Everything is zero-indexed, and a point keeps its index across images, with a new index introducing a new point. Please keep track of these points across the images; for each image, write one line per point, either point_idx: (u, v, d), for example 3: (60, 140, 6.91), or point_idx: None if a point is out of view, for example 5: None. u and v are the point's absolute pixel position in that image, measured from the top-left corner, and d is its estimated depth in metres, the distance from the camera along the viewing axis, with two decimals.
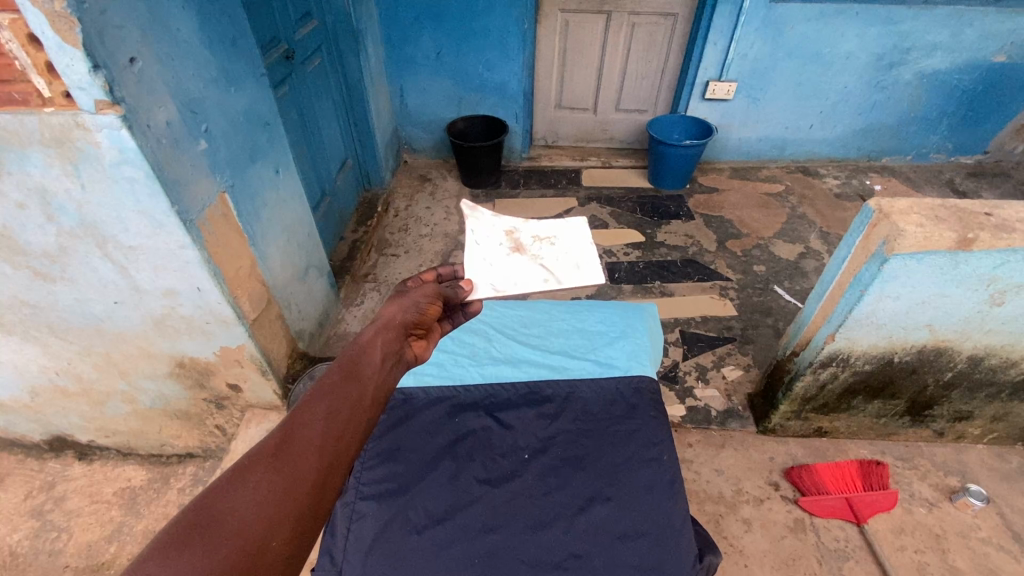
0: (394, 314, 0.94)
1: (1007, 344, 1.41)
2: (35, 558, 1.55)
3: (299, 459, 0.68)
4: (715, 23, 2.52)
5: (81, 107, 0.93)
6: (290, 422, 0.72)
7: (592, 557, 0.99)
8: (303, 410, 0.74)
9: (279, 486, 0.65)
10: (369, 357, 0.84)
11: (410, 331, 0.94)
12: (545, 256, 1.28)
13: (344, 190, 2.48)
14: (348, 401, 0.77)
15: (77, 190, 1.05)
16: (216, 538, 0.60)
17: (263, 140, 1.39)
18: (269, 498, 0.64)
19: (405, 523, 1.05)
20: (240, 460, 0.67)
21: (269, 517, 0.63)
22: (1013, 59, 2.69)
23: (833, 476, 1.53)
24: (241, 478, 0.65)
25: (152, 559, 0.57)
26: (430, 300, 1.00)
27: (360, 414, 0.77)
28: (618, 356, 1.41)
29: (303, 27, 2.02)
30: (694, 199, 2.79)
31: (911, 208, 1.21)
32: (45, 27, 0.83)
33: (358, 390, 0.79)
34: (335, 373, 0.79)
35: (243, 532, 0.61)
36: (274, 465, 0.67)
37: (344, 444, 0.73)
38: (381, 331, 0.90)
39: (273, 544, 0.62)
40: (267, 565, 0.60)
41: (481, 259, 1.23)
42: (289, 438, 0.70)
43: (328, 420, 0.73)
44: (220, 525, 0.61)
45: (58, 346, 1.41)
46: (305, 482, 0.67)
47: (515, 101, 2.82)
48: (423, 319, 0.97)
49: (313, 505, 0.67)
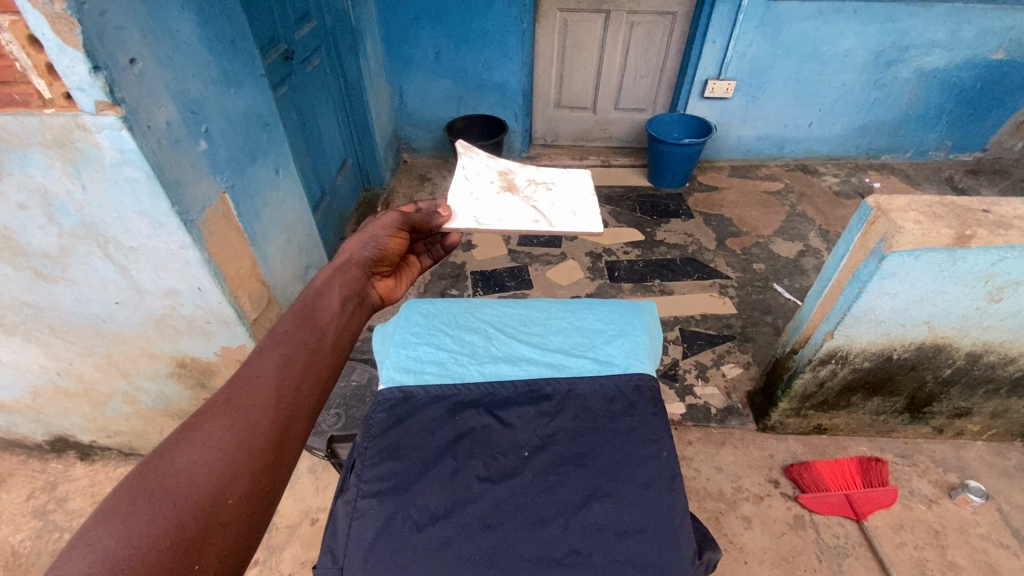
0: (354, 252, 1.03)
1: (1004, 341, 1.41)
2: (37, 558, 1.56)
3: (251, 411, 0.71)
4: (714, 21, 2.52)
5: (81, 108, 0.93)
6: (239, 379, 0.75)
7: (592, 553, 0.96)
8: (254, 365, 0.77)
9: (233, 441, 0.68)
10: (326, 304, 0.90)
11: (374, 270, 1.05)
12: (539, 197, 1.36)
13: (344, 189, 2.49)
14: (305, 352, 0.81)
15: (78, 191, 1.05)
16: (165, 495, 0.62)
17: (263, 140, 1.40)
18: (222, 455, 0.66)
19: (407, 520, 0.99)
20: (189, 421, 0.70)
21: (222, 473, 0.65)
22: (1012, 56, 2.70)
23: (832, 472, 1.52)
24: (189, 437, 0.67)
25: (100, 522, 0.58)
26: (391, 234, 1.08)
27: (318, 361, 0.82)
28: (617, 354, 1.37)
29: (303, 27, 2.03)
30: (694, 198, 2.80)
31: (908, 205, 1.21)
32: (45, 29, 0.83)
33: (317, 340, 0.84)
34: (288, 324, 0.84)
35: (193, 488, 0.63)
36: (225, 421, 0.70)
37: (301, 393, 0.77)
38: (336, 272, 0.98)
39: (229, 497, 0.64)
40: (225, 517, 0.63)
41: (469, 190, 1.35)
42: (240, 394, 0.73)
43: (281, 372, 0.77)
44: (169, 485, 0.63)
45: (59, 346, 1.41)
46: (261, 434, 0.70)
47: (514, 101, 2.83)
48: (385, 258, 1.07)
49: (272, 454, 0.70)
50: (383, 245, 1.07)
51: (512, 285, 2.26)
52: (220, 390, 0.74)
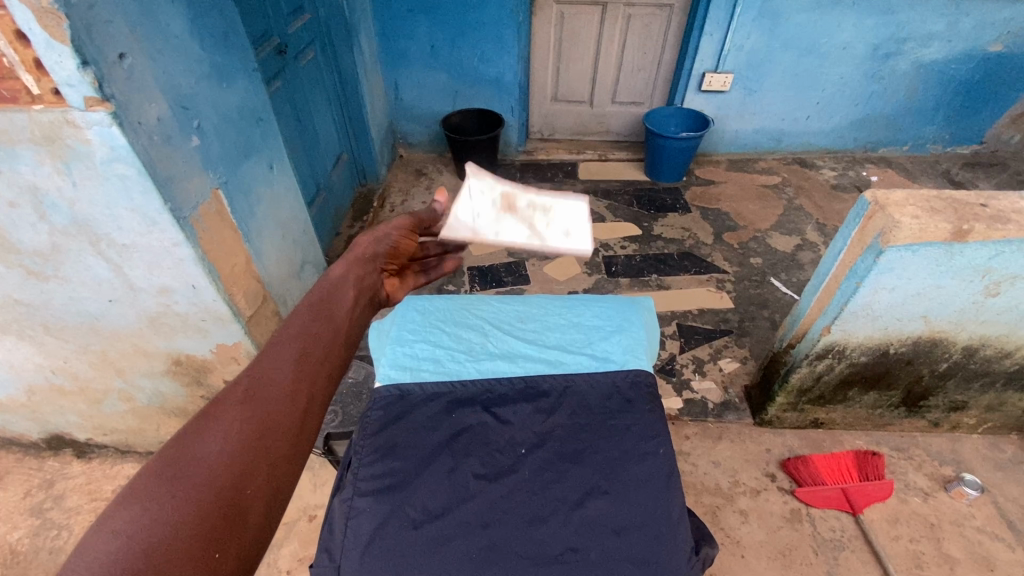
0: (369, 246, 1.00)
1: (1001, 335, 1.41)
2: (35, 556, 1.56)
3: (269, 403, 0.70)
4: (711, 14, 2.50)
5: (70, 104, 0.92)
6: (256, 370, 0.74)
7: (589, 551, 0.95)
8: (270, 356, 0.76)
9: (251, 432, 0.67)
10: (341, 297, 0.89)
11: (384, 265, 1.03)
12: (541, 219, 1.22)
13: (339, 185, 2.48)
14: (320, 343, 0.80)
15: (68, 188, 1.04)
16: (185, 485, 0.61)
17: (256, 136, 1.38)
18: (241, 446, 0.66)
19: (403, 519, 0.99)
20: (206, 410, 0.69)
21: (241, 464, 0.64)
22: (1010, 48, 2.69)
23: (828, 466, 1.54)
24: (207, 427, 0.67)
25: (119, 513, 0.58)
26: (403, 233, 1.07)
27: (334, 354, 0.81)
28: (614, 350, 1.36)
29: (296, 20, 2.00)
30: (691, 192, 2.79)
31: (906, 199, 1.20)
32: (32, 23, 0.82)
33: (332, 331, 0.83)
34: (304, 315, 0.83)
35: (212, 478, 0.62)
36: (244, 411, 0.69)
37: (317, 384, 0.76)
38: (354, 265, 0.96)
39: (248, 488, 0.63)
40: (245, 508, 0.62)
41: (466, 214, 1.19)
42: (258, 385, 0.72)
43: (298, 363, 0.76)
44: (189, 474, 0.62)
45: (53, 344, 1.40)
46: (279, 426, 0.69)
47: (510, 94, 2.81)
48: (397, 256, 1.06)
49: (289, 445, 0.69)
50: (396, 243, 1.05)
51: (510, 281, 2.25)
52: (237, 380, 0.73)
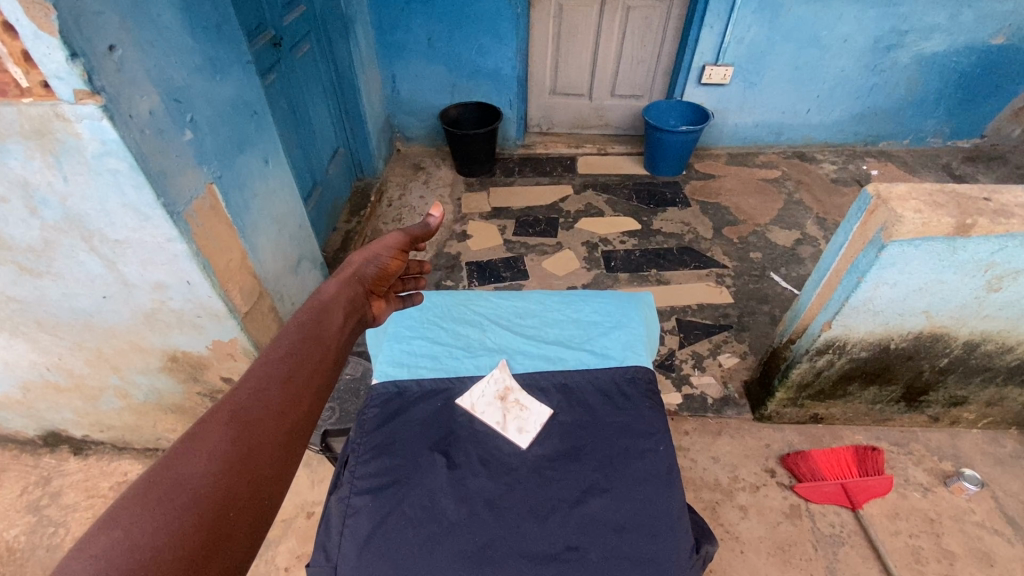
0: (357, 267, 1.02)
1: (1002, 330, 1.41)
2: (32, 554, 1.55)
3: (257, 424, 0.70)
4: (712, 6, 2.47)
5: (59, 97, 0.90)
6: (243, 390, 0.74)
7: (589, 549, 0.94)
8: (258, 376, 0.76)
9: (239, 451, 0.67)
10: (329, 319, 0.90)
11: (371, 288, 1.04)
12: (517, 415, 1.18)
13: (335, 180, 2.46)
14: (308, 365, 0.81)
15: (60, 183, 1.02)
16: (171, 505, 0.59)
17: (251, 130, 1.36)
18: (227, 467, 0.65)
19: (401, 518, 0.98)
20: (192, 428, 0.67)
21: (227, 485, 0.63)
22: (1011, 40, 2.67)
23: (827, 462, 1.53)
24: (195, 445, 0.65)
25: (102, 533, 0.55)
26: (392, 254, 1.07)
27: (321, 376, 0.81)
28: (614, 346, 1.35)
29: (291, 12, 1.97)
30: (690, 186, 2.77)
31: (910, 193, 1.19)
32: (19, 14, 0.79)
33: (321, 353, 0.83)
34: (291, 336, 0.83)
35: (199, 498, 0.61)
36: (231, 431, 0.68)
37: (304, 406, 0.76)
38: (344, 287, 0.97)
39: (234, 509, 0.62)
40: (231, 529, 0.61)
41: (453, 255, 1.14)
42: (245, 405, 0.71)
43: (284, 385, 0.76)
44: (175, 493, 0.60)
45: (47, 341, 1.38)
46: (265, 448, 0.69)
47: (508, 88, 2.78)
48: (384, 277, 1.07)
49: (275, 467, 0.69)
50: (384, 265, 1.06)
51: (508, 276, 2.24)
52: (224, 400, 0.72)
